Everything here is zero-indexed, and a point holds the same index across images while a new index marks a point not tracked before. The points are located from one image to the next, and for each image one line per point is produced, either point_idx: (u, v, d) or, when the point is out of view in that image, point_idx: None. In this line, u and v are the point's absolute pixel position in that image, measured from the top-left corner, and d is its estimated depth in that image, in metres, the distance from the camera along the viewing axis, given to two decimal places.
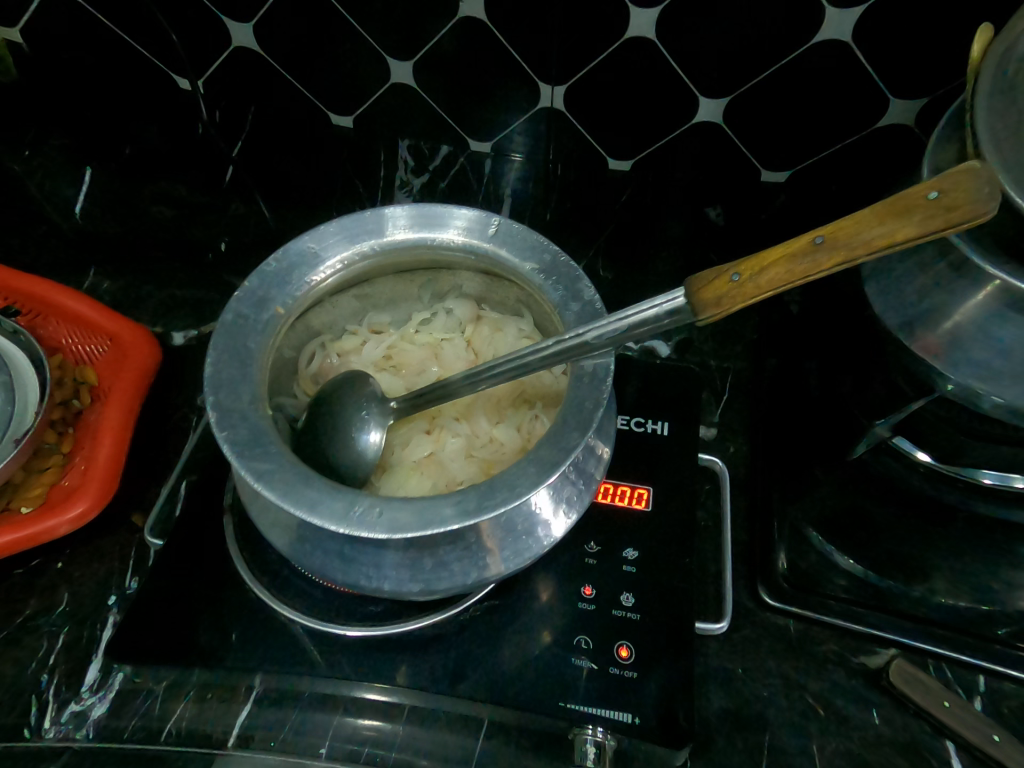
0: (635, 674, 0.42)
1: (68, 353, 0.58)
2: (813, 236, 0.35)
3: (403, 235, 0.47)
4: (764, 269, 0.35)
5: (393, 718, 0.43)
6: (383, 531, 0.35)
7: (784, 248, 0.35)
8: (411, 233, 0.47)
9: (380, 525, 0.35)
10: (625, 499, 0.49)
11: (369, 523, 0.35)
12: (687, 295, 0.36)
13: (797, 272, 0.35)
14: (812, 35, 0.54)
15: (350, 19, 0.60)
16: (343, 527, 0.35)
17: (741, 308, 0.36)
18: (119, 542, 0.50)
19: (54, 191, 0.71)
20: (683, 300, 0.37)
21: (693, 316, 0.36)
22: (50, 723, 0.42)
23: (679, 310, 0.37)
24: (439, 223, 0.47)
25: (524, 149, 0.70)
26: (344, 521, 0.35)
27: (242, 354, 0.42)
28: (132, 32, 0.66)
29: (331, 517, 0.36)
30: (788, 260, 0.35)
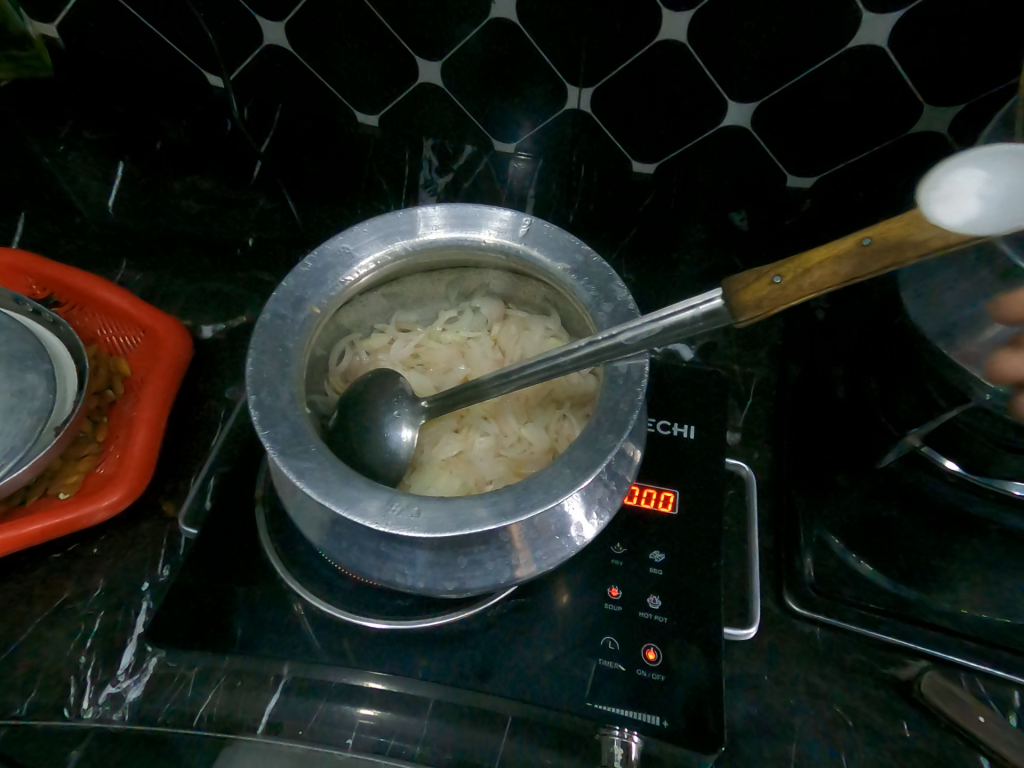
0: (663, 677, 0.42)
1: (102, 345, 0.60)
2: (860, 237, 0.33)
3: (430, 233, 0.47)
4: (808, 272, 0.34)
5: (418, 711, 0.43)
6: (421, 530, 0.35)
7: (826, 248, 0.34)
8: (440, 231, 0.47)
9: (420, 524, 0.36)
10: (651, 502, 0.49)
11: (407, 522, 0.36)
12: (726, 298, 0.36)
13: (841, 277, 0.34)
14: (845, 41, 0.54)
15: (380, 18, 0.61)
16: (383, 526, 0.36)
17: (781, 311, 0.35)
18: (152, 529, 0.51)
19: (86, 184, 0.72)
20: (722, 300, 0.36)
21: (731, 319, 0.36)
22: (88, 704, 0.43)
23: (715, 313, 0.37)
24: (467, 221, 0.48)
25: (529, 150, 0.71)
26: (384, 519, 0.36)
27: (282, 353, 0.42)
28: (169, 31, 0.68)
29: (371, 514, 0.36)
30: (833, 262, 0.34)
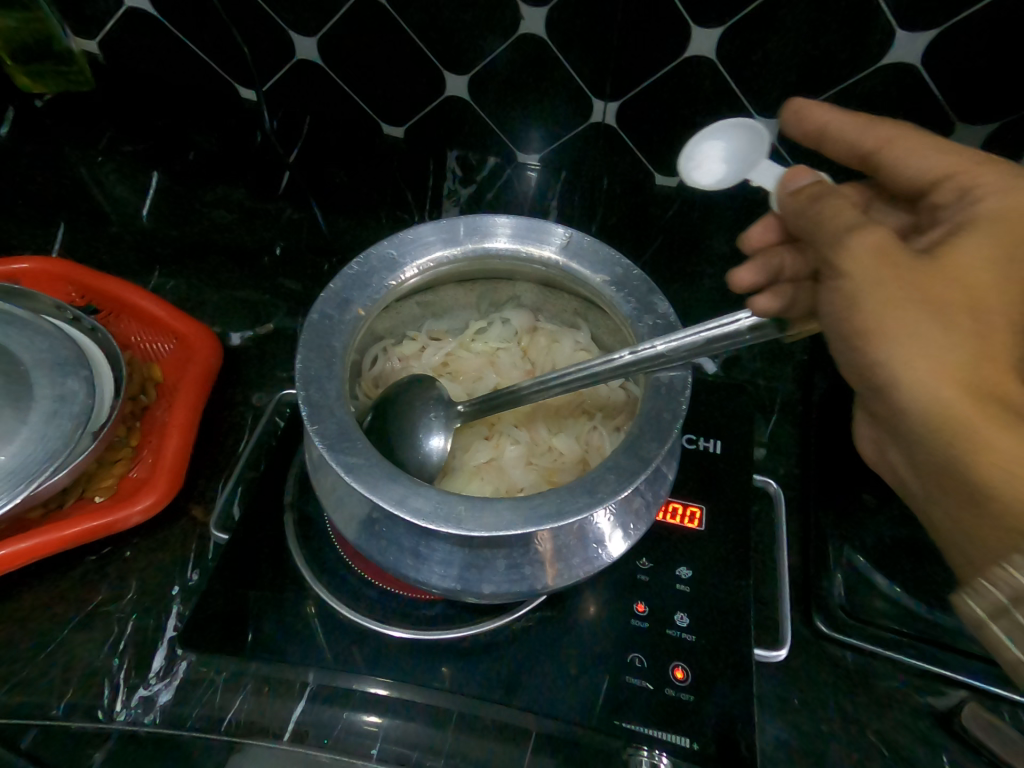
0: (692, 697, 0.41)
1: (137, 350, 0.61)
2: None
3: (488, 243, 0.48)
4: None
5: (443, 725, 0.43)
6: (468, 530, 0.36)
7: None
8: (503, 241, 0.48)
9: (468, 524, 0.36)
10: (678, 517, 0.49)
11: (454, 521, 0.36)
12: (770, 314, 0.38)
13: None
14: (877, 58, 0.53)
15: (410, 33, 0.62)
16: (430, 522, 0.36)
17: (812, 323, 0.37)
18: (183, 534, 0.52)
19: (121, 194, 0.74)
20: (767, 316, 0.38)
21: (778, 331, 0.38)
22: (121, 707, 0.44)
23: (762, 327, 0.38)
24: (531, 235, 0.48)
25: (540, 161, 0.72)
26: (431, 516, 0.36)
27: (328, 351, 0.42)
28: (207, 46, 0.70)
29: (419, 510, 0.36)
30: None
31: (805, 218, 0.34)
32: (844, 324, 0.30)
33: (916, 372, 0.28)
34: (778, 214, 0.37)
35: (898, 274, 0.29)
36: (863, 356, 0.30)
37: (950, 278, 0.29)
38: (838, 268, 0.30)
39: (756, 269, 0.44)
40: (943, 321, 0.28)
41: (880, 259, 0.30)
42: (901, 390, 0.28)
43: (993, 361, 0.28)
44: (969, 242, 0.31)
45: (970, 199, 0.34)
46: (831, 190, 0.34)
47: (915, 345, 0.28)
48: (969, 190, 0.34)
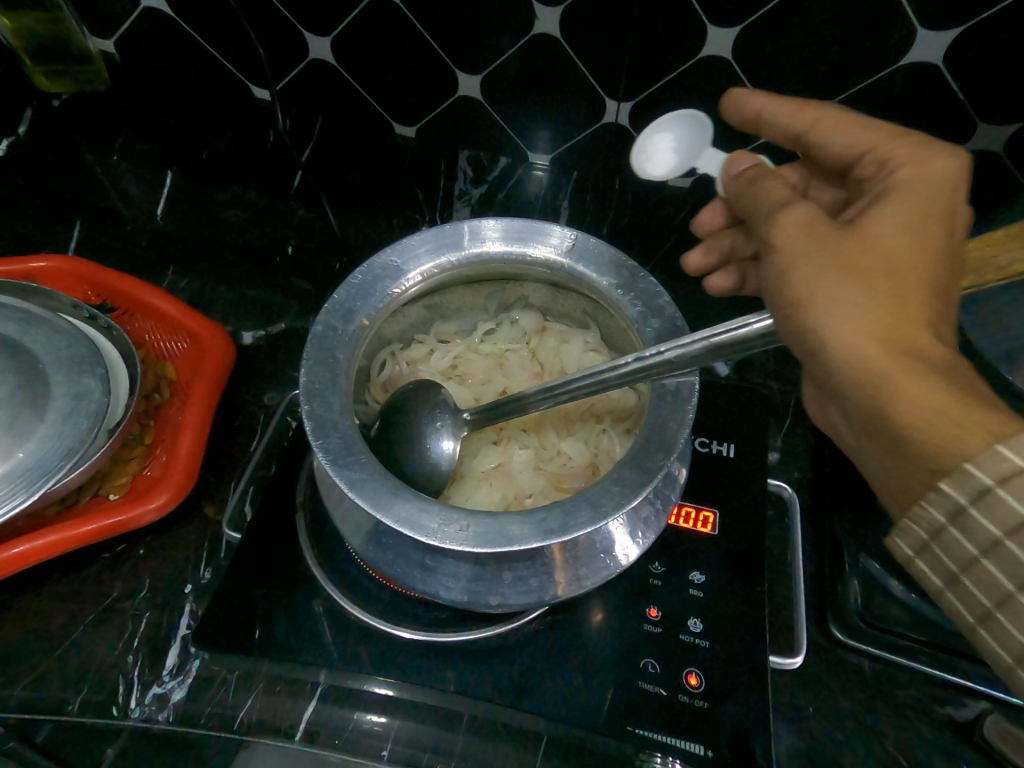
0: (705, 703, 0.41)
1: (150, 349, 0.62)
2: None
3: (483, 247, 0.48)
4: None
5: (453, 727, 0.43)
6: (472, 545, 0.35)
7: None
8: (495, 244, 0.48)
9: (471, 539, 0.35)
10: (690, 521, 0.49)
11: (458, 537, 0.35)
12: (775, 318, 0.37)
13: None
14: (899, 58, 0.52)
15: (423, 33, 0.62)
16: (432, 540, 0.35)
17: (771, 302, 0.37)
18: (195, 532, 0.53)
19: (136, 193, 0.75)
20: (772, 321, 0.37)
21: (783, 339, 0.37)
22: (134, 704, 0.44)
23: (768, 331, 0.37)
24: (519, 236, 0.48)
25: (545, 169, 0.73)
26: (433, 534, 0.36)
27: (332, 364, 0.42)
28: (221, 46, 0.70)
29: (422, 527, 0.36)
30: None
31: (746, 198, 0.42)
32: (783, 292, 0.36)
33: (842, 329, 0.33)
34: (726, 195, 0.45)
35: (821, 244, 0.36)
36: (796, 322, 0.35)
37: (867, 250, 0.35)
38: (774, 244, 0.37)
39: (710, 251, 0.60)
40: (865, 288, 0.34)
41: (803, 232, 0.36)
42: (826, 346, 0.34)
43: (907, 316, 0.33)
44: (882, 212, 0.37)
45: (888, 170, 0.42)
46: (766, 173, 0.43)
47: (836, 310, 0.33)
48: (886, 162, 0.43)
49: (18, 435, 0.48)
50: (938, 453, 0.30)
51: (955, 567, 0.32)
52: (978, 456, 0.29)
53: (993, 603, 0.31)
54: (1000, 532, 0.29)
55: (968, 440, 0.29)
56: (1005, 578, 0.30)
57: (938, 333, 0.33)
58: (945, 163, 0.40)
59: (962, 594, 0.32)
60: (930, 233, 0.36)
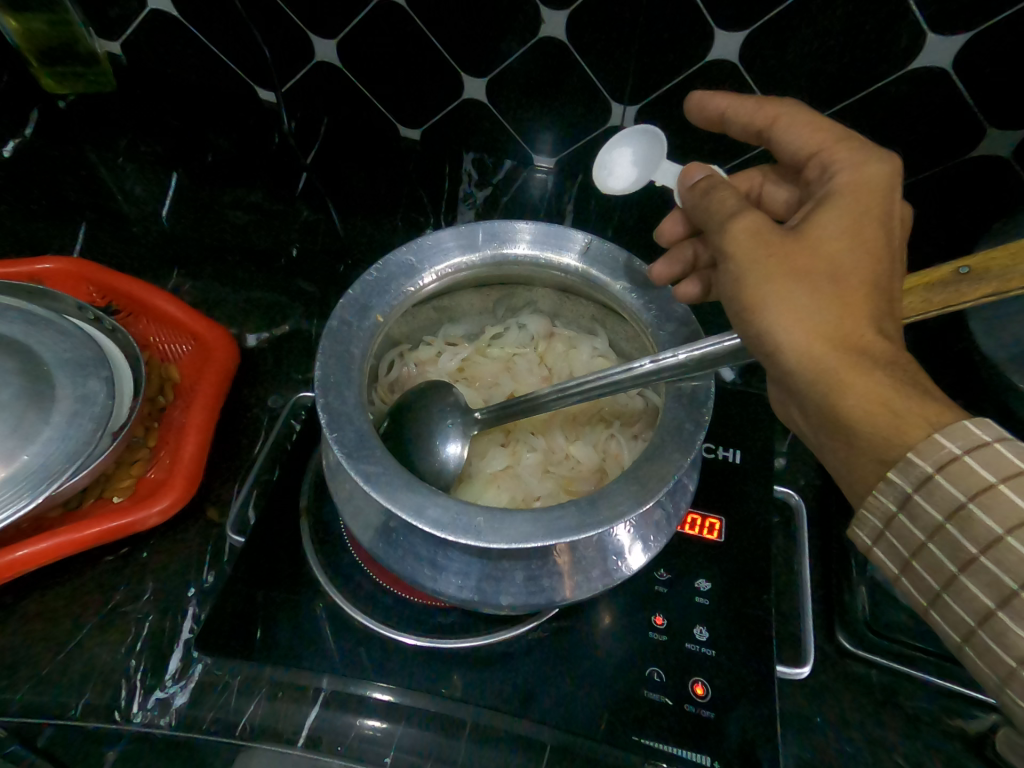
0: (712, 713, 0.41)
1: (155, 351, 0.62)
2: (956, 266, 0.37)
3: (514, 249, 0.47)
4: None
5: (456, 735, 0.43)
6: (489, 541, 0.35)
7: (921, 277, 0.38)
8: (527, 247, 0.47)
9: (487, 535, 0.35)
10: (696, 528, 0.48)
11: (475, 533, 0.35)
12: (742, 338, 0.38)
13: (934, 301, 0.38)
14: (908, 64, 0.52)
15: (430, 36, 0.61)
16: (449, 534, 0.35)
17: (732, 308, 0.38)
18: (199, 534, 0.53)
19: (141, 195, 0.75)
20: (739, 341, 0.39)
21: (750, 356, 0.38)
22: (136, 709, 0.44)
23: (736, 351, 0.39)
24: (555, 241, 0.47)
25: (549, 168, 0.72)
26: (450, 528, 0.35)
27: (347, 358, 0.42)
28: (227, 49, 0.70)
29: (439, 521, 0.35)
30: (924, 288, 0.38)
31: (701, 209, 0.43)
32: (740, 297, 0.37)
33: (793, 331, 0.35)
34: (683, 206, 0.47)
35: (771, 250, 0.37)
36: (754, 326, 0.37)
37: (813, 254, 0.37)
38: (726, 253, 0.39)
39: (675, 258, 0.53)
40: (813, 292, 0.35)
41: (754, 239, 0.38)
42: (780, 347, 0.35)
43: (850, 315, 0.34)
44: (825, 219, 0.39)
45: (830, 174, 0.43)
46: (719, 184, 0.44)
47: (790, 310, 0.35)
48: (828, 168, 0.44)
49: (23, 438, 0.48)
50: (887, 444, 0.32)
51: (906, 553, 0.33)
52: (919, 444, 0.31)
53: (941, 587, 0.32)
54: (940, 514, 0.31)
55: (908, 430, 0.32)
56: (948, 559, 0.31)
57: (882, 330, 0.35)
58: (880, 170, 0.42)
59: (914, 578, 0.33)
60: (869, 236, 0.38)
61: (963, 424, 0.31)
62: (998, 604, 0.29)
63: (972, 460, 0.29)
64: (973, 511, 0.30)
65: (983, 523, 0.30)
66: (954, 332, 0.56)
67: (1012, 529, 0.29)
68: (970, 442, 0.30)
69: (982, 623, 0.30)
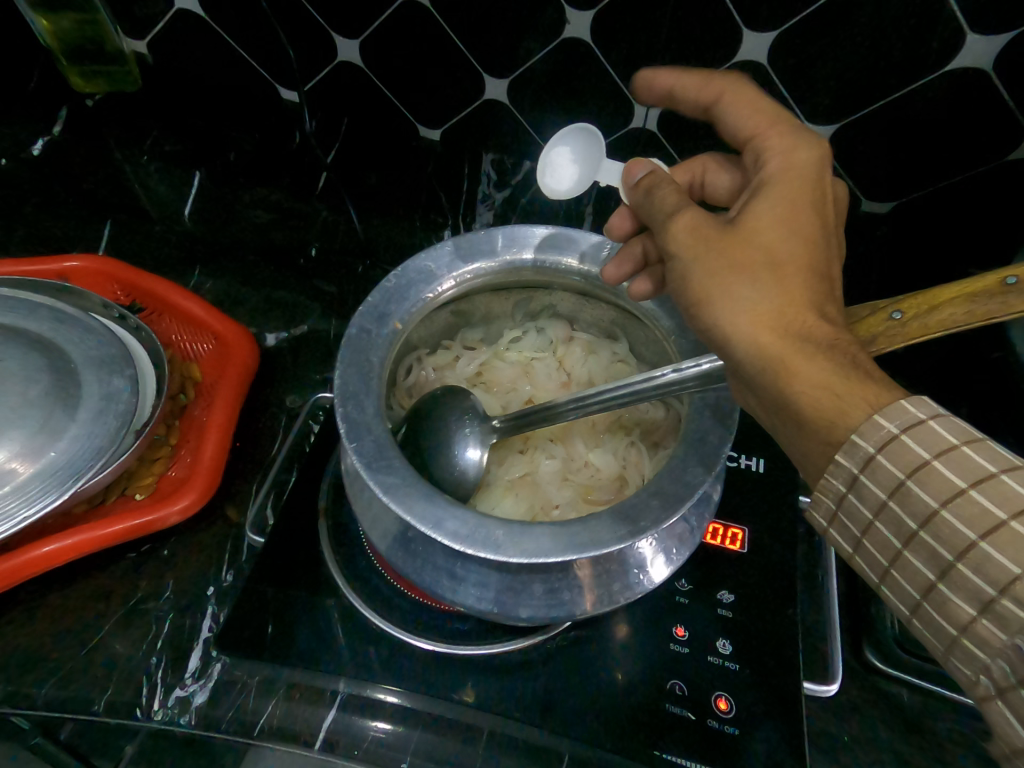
0: (736, 730, 0.40)
1: (177, 349, 0.62)
2: (1003, 277, 0.35)
3: (522, 253, 0.47)
4: (935, 309, 0.37)
5: (472, 742, 0.43)
6: (508, 556, 0.34)
7: (964, 287, 0.36)
8: (535, 250, 0.47)
9: (507, 549, 0.34)
10: (719, 539, 0.47)
11: (493, 547, 0.35)
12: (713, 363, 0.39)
13: (976, 313, 0.36)
14: (946, 63, 0.50)
15: (452, 34, 0.61)
16: (467, 547, 0.35)
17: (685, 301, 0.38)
18: (218, 532, 0.53)
19: (165, 193, 0.75)
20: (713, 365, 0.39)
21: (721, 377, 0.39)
22: (158, 706, 0.44)
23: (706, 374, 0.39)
24: (555, 244, 0.48)
25: None
26: (468, 540, 0.35)
27: (366, 367, 0.42)
28: (252, 51, 0.71)
29: (456, 534, 0.35)
30: (968, 300, 0.36)
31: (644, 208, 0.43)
32: (687, 294, 0.38)
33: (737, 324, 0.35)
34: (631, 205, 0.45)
35: (708, 244, 0.37)
36: (704, 321, 0.37)
37: (749, 245, 0.36)
38: (670, 252, 0.39)
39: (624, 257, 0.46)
40: (778, 287, 0.35)
41: (693, 237, 0.38)
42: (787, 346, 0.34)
43: (794, 302, 0.34)
44: (759, 209, 0.39)
45: (760, 164, 0.43)
46: (661, 179, 0.43)
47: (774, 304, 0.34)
48: (761, 156, 0.43)
49: (50, 435, 0.48)
50: (837, 427, 0.31)
51: (857, 530, 0.33)
52: (862, 426, 0.31)
53: (889, 562, 0.32)
54: (884, 492, 0.30)
55: (849, 412, 0.31)
56: (893, 534, 0.31)
57: (822, 314, 0.34)
58: (809, 155, 0.42)
59: (866, 555, 0.33)
60: (802, 224, 0.38)
61: (901, 402, 0.30)
62: (939, 576, 0.29)
63: (909, 439, 0.29)
64: (911, 488, 0.29)
65: (921, 498, 0.29)
66: (990, 342, 0.54)
67: (947, 502, 0.28)
68: (908, 421, 0.30)
69: (926, 595, 0.30)
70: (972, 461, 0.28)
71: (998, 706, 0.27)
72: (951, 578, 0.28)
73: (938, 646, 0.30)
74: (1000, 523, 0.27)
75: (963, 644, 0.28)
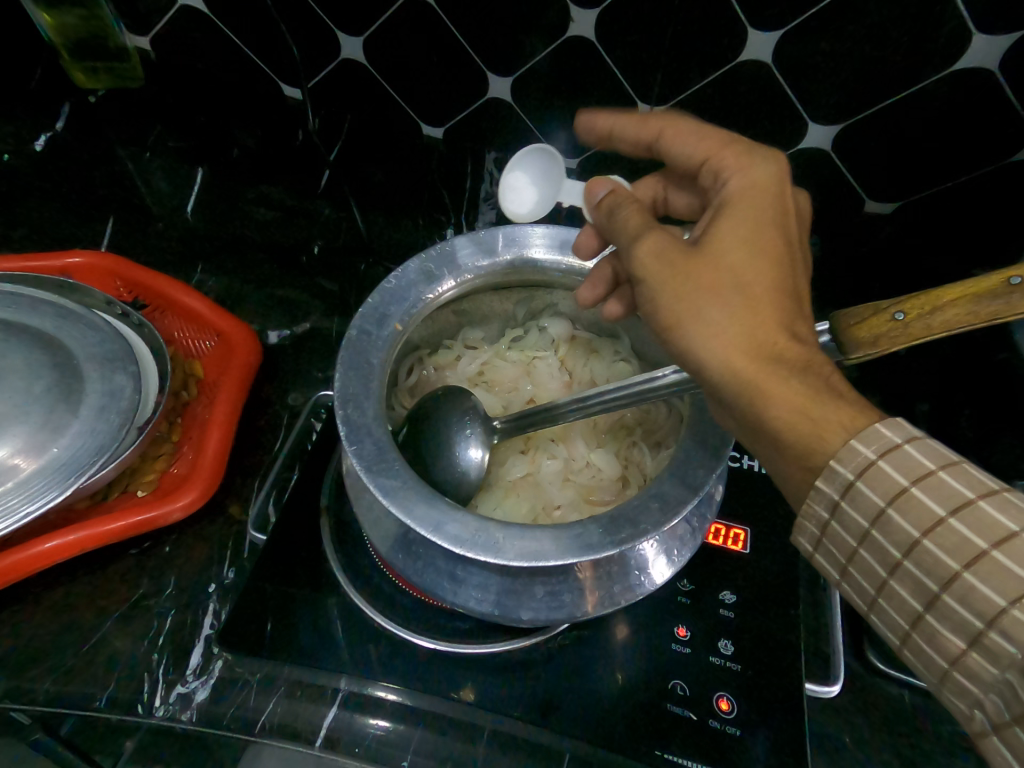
0: (738, 730, 0.40)
1: (179, 346, 0.62)
2: (1008, 277, 0.35)
3: (524, 252, 0.47)
4: (936, 309, 0.36)
5: (472, 742, 0.43)
6: (509, 560, 0.34)
7: (970, 286, 0.36)
8: (538, 251, 0.47)
9: (508, 552, 0.34)
10: (721, 539, 0.47)
11: (493, 550, 0.35)
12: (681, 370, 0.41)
13: (981, 313, 0.35)
14: (953, 64, 0.50)
15: (456, 33, 0.61)
16: (467, 550, 0.35)
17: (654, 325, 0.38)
18: (219, 529, 0.53)
19: (168, 189, 0.75)
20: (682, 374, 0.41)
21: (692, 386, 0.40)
22: (160, 702, 0.44)
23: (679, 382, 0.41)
24: (561, 244, 0.48)
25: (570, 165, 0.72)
26: (468, 543, 0.35)
27: (365, 369, 0.42)
28: (254, 48, 0.70)
29: (456, 537, 0.35)
30: (971, 301, 0.36)
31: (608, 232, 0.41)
32: (658, 318, 0.37)
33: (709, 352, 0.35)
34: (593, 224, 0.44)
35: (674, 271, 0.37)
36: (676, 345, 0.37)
37: (717, 269, 0.36)
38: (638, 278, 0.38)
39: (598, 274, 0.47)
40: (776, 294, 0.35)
41: (659, 264, 0.37)
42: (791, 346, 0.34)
43: (763, 325, 0.34)
44: (722, 229, 0.38)
45: (721, 182, 0.43)
46: (623, 199, 0.41)
47: (750, 325, 0.34)
48: (719, 175, 0.43)
49: (52, 432, 0.48)
50: (824, 440, 0.31)
51: (843, 558, 0.33)
52: (840, 451, 0.31)
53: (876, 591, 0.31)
54: (866, 521, 0.30)
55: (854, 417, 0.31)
56: (877, 563, 0.31)
57: (795, 334, 0.34)
58: (768, 168, 0.42)
59: (852, 584, 0.33)
60: (765, 241, 0.37)
61: (876, 428, 0.31)
62: (926, 608, 0.29)
63: (886, 464, 0.30)
64: (892, 515, 0.29)
65: (902, 527, 0.29)
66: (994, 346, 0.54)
67: (928, 532, 0.28)
68: (883, 445, 0.30)
69: (915, 627, 0.30)
70: (949, 486, 0.28)
71: (994, 742, 0.27)
72: (938, 609, 0.28)
73: (930, 677, 0.30)
74: (982, 551, 0.27)
75: (954, 677, 0.28)
